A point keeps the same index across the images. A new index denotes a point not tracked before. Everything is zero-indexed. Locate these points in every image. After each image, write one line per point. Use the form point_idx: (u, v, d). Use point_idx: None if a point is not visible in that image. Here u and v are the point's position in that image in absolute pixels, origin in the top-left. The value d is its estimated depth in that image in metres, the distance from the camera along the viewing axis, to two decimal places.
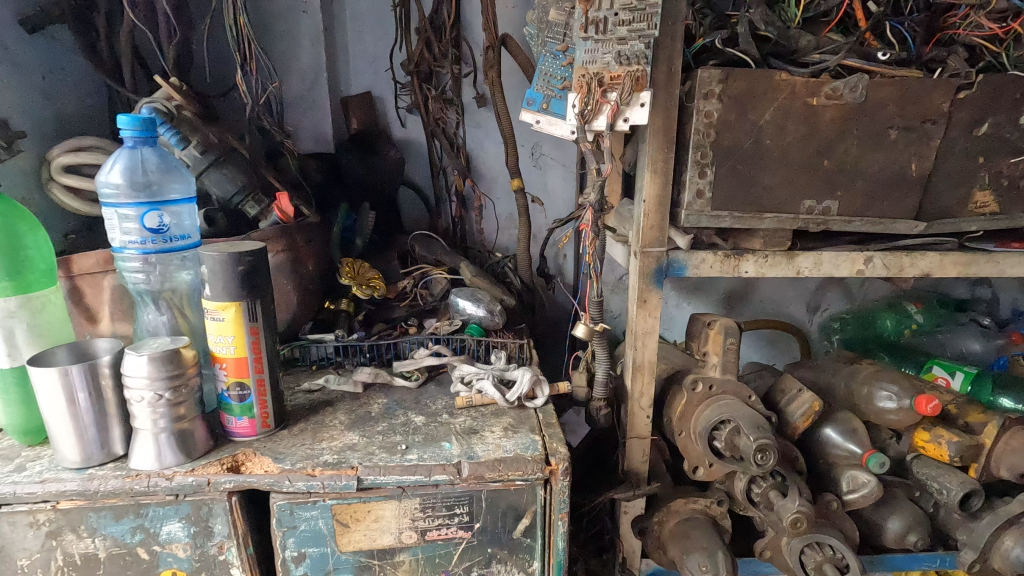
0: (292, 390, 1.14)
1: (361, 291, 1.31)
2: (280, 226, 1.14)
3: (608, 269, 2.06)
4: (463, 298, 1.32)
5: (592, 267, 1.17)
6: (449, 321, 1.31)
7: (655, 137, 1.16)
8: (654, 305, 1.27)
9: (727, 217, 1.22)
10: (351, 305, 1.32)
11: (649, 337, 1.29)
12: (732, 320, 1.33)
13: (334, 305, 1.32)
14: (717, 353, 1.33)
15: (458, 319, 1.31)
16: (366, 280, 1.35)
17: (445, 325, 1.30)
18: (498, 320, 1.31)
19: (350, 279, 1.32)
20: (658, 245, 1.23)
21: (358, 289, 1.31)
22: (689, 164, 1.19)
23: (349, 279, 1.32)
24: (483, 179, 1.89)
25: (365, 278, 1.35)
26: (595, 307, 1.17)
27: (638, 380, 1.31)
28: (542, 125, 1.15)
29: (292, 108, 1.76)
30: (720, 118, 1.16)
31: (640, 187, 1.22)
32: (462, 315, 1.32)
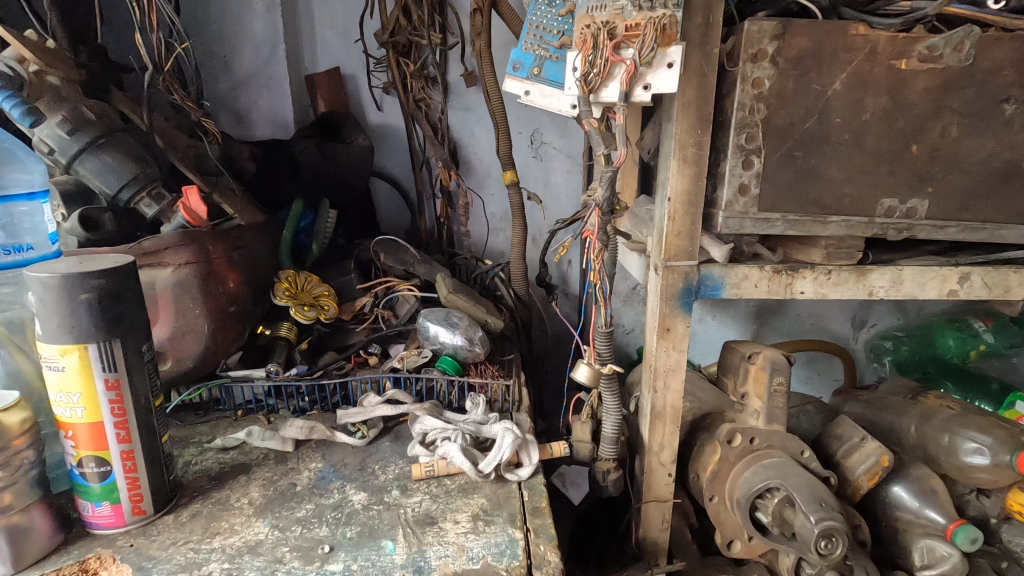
0: (201, 448, 0.87)
1: (301, 314, 1.03)
2: (185, 231, 0.88)
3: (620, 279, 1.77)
4: (434, 323, 1.04)
5: (601, 288, 0.87)
6: (416, 352, 1.03)
7: (685, 113, 0.86)
8: (681, 335, 0.97)
9: (779, 220, 0.92)
10: (293, 332, 1.04)
11: (672, 377, 0.99)
12: (779, 352, 1.03)
13: (270, 331, 1.04)
14: (761, 397, 1.03)
15: (428, 351, 1.03)
16: (311, 300, 1.07)
17: (410, 357, 1.02)
18: (478, 352, 1.02)
19: (289, 299, 1.04)
20: (686, 257, 0.93)
21: (298, 312, 1.02)
22: (730, 151, 0.90)
23: (287, 299, 1.04)
24: (473, 173, 1.62)
25: (311, 296, 1.08)
26: (602, 341, 0.88)
27: (657, 430, 1.02)
28: (533, 97, 0.85)
29: (245, 87, 1.49)
30: (772, 88, 0.87)
31: (664, 181, 0.92)
32: (433, 345, 1.04)
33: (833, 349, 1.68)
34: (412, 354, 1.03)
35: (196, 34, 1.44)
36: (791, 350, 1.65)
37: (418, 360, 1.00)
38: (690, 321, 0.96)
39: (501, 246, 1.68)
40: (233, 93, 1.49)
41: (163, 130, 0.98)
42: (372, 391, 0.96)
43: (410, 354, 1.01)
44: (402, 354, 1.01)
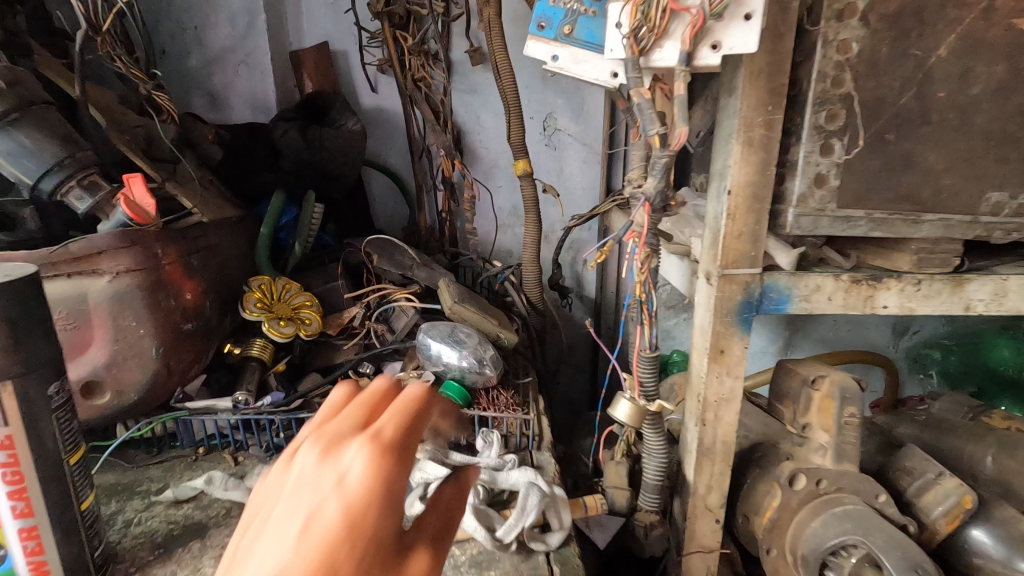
0: (148, 502, 0.70)
1: (276, 331, 0.86)
2: (125, 231, 0.70)
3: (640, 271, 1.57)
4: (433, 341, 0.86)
5: (646, 303, 0.70)
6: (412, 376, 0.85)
7: (754, 84, 0.69)
8: (737, 358, 0.80)
9: (863, 218, 0.75)
10: (267, 351, 0.87)
11: (724, 409, 0.82)
12: (849, 376, 0.86)
13: (240, 351, 0.86)
14: (828, 431, 0.86)
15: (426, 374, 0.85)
16: (289, 313, 0.90)
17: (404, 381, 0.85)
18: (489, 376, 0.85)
19: (262, 312, 0.87)
20: (747, 264, 0.76)
21: (273, 329, 0.86)
22: (806, 133, 0.72)
23: (260, 312, 0.87)
24: (479, 163, 1.46)
25: (289, 308, 0.90)
26: (646, 368, 0.71)
27: (705, 469, 0.85)
28: (561, 63, 0.67)
29: (220, 64, 1.31)
30: (861, 53, 0.69)
31: (722, 170, 0.74)
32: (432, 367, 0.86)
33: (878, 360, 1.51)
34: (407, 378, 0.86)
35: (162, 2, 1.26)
36: (834, 362, 1.48)
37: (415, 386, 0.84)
38: (748, 342, 0.79)
39: (509, 245, 1.53)
40: (207, 71, 1.31)
41: (103, 106, 0.80)
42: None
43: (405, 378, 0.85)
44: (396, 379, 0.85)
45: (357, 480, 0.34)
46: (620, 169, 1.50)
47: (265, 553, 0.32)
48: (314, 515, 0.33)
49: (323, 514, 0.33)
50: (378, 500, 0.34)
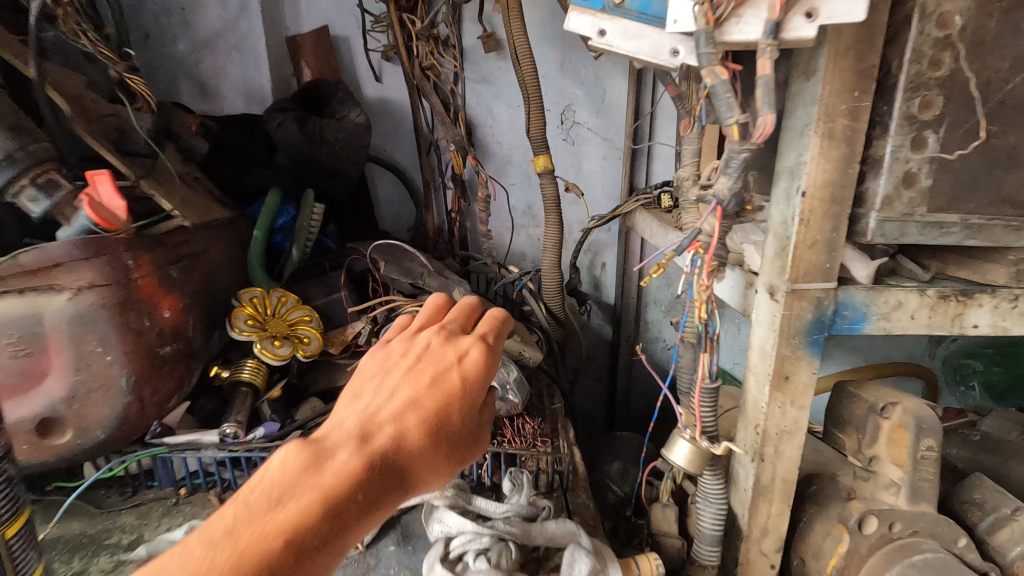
0: (118, 560, 0.60)
1: (273, 354, 0.75)
2: (87, 239, 0.59)
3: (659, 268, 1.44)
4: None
5: (707, 325, 0.59)
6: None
7: (838, 64, 0.57)
8: (802, 385, 0.70)
9: (957, 224, 0.64)
10: (260, 374, 0.76)
11: (785, 443, 0.72)
12: (925, 403, 0.76)
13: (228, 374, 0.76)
14: (902, 466, 0.76)
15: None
16: (285, 330, 0.79)
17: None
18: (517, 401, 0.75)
19: (253, 332, 0.76)
20: (821, 279, 0.65)
21: (266, 351, 0.75)
22: (896, 124, 0.61)
23: (251, 331, 0.77)
24: (492, 159, 1.35)
25: (284, 326, 0.80)
26: (707, 402, 0.60)
27: (760, 509, 0.75)
28: (610, 39, 0.56)
29: (210, 49, 1.19)
30: (968, 26, 0.57)
31: (793, 167, 0.63)
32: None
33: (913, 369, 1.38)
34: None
35: None
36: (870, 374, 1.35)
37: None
38: (815, 366, 0.69)
39: (524, 247, 1.42)
40: (195, 57, 1.19)
41: (66, 92, 0.68)
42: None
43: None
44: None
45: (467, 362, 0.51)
46: (644, 167, 1.39)
47: (399, 388, 0.48)
48: (435, 377, 0.49)
49: (442, 376, 0.49)
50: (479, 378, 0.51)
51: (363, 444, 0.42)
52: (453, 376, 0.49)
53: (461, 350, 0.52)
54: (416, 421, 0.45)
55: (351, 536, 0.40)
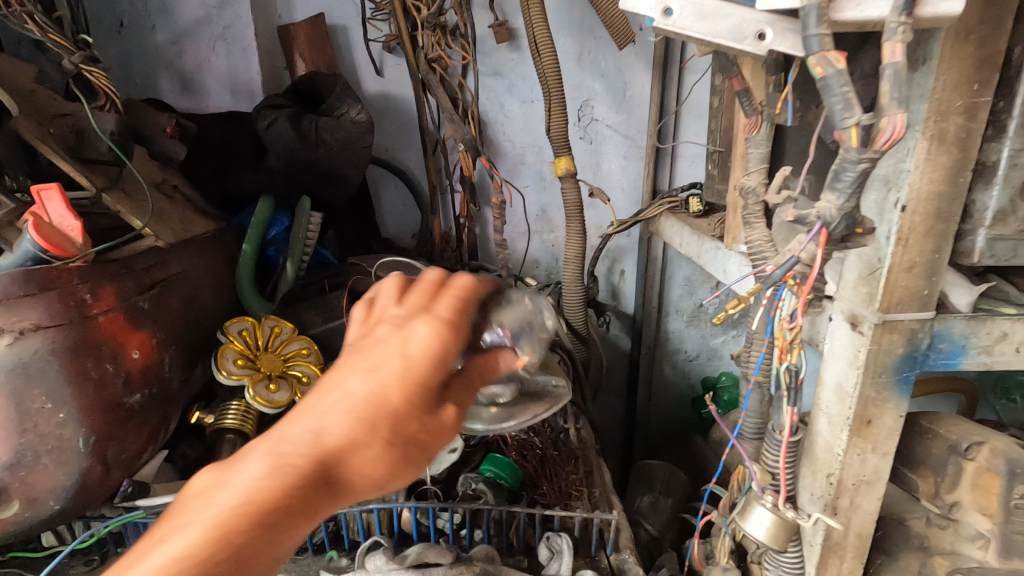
0: None
1: (264, 401, 0.66)
2: (27, 271, 0.50)
3: (679, 276, 1.33)
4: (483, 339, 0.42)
5: (793, 365, 0.48)
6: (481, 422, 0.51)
7: (953, 54, 0.47)
8: (888, 429, 0.59)
9: None
10: (248, 419, 0.67)
11: (863, 494, 0.61)
12: (1017, 442, 0.65)
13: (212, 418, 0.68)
14: (992, 516, 0.65)
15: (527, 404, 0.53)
16: (280, 369, 0.70)
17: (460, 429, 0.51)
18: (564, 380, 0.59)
19: (240, 376, 0.67)
20: (917, 307, 0.55)
21: (260, 398, 0.66)
22: (1016, 123, 0.50)
23: (242, 374, 0.67)
24: (503, 159, 1.24)
25: (276, 363, 0.71)
26: (791, 457, 0.50)
27: (831, 567, 0.65)
28: (678, 19, 0.45)
29: (192, 39, 1.07)
30: None
31: (887, 176, 0.53)
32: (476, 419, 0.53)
33: (954, 384, 1.24)
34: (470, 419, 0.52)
35: None
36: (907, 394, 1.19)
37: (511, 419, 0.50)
38: (903, 408, 0.58)
39: (538, 254, 1.33)
40: (176, 48, 1.08)
41: (15, 87, 0.58)
42: (380, 542, 0.55)
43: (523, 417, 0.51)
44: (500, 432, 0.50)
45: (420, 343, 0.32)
46: (667, 168, 1.28)
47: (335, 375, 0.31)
48: (371, 363, 0.31)
49: (382, 360, 0.31)
50: (439, 352, 0.32)
51: (278, 448, 0.28)
52: (398, 356, 0.31)
53: (411, 328, 0.32)
54: (348, 411, 0.29)
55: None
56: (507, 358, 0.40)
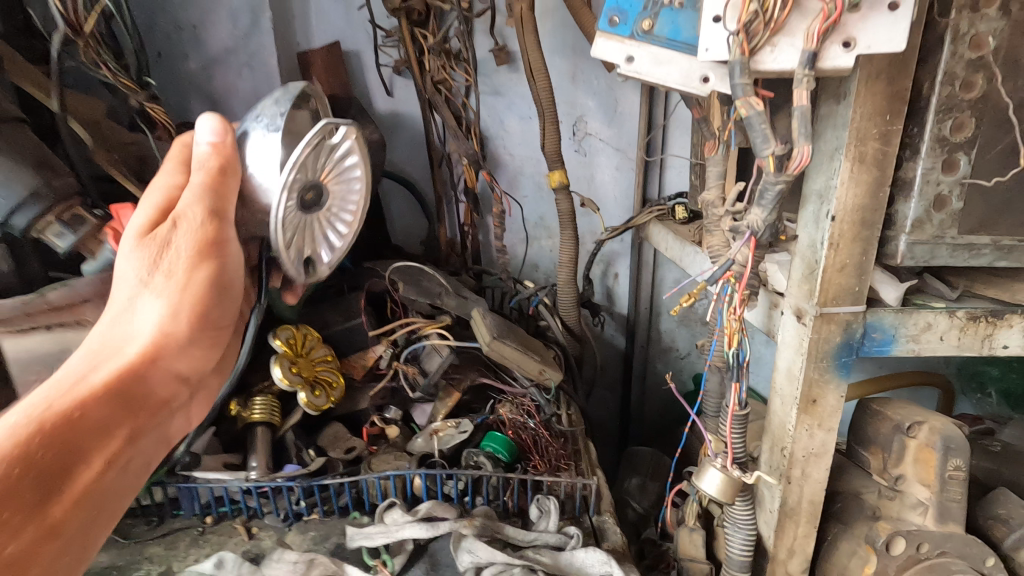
0: None
1: (310, 405, 0.74)
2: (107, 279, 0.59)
3: (669, 279, 1.43)
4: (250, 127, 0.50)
5: (738, 350, 0.57)
6: (318, 214, 0.53)
7: (868, 91, 0.57)
8: (832, 408, 0.69)
9: (988, 246, 0.63)
10: (274, 412, 0.75)
11: (813, 465, 0.71)
12: (952, 421, 0.75)
13: (249, 414, 0.75)
14: (929, 486, 0.74)
15: (317, 162, 0.50)
16: (313, 374, 0.77)
17: (305, 239, 0.53)
18: (353, 127, 0.51)
19: (295, 382, 0.73)
20: (850, 302, 0.64)
21: (306, 402, 0.74)
22: (927, 146, 0.60)
23: (294, 382, 0.73)
24: (503, 171, 1.34)
25: (313, 369, 0.77)
26: (739, 428, 0.60)
27: (788, 532, 0.74)
28: (638, 65, 0.56)
29: (221, 66, 1.19)
30: (998, 52, 0.57)
31: (822, 191, 0.63)
32: (297, 224, 0.51)
33: (927, 378, 1.33)
34: (301, 222, 0.51)
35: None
36: (878, 388, 1.29)
37: (321, 177, 0.51)
38: (845, 389, 0.68)
39: (537, 259, 1.43)
40: (206, 74, 1.19)
41: (88, 120, 0.70)
42: (396, 502, 0.66)
43: (308, 157, 0.48)
44: (280, 185, 0.48)
45: (144, 213, 0.47)
46: (656, 178, 1.38)
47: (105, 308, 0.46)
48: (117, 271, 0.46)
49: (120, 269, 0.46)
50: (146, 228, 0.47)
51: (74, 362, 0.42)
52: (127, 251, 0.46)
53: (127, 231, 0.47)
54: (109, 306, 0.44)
55: (110, 417, 0.40)
56: (216, 130, 0.49)
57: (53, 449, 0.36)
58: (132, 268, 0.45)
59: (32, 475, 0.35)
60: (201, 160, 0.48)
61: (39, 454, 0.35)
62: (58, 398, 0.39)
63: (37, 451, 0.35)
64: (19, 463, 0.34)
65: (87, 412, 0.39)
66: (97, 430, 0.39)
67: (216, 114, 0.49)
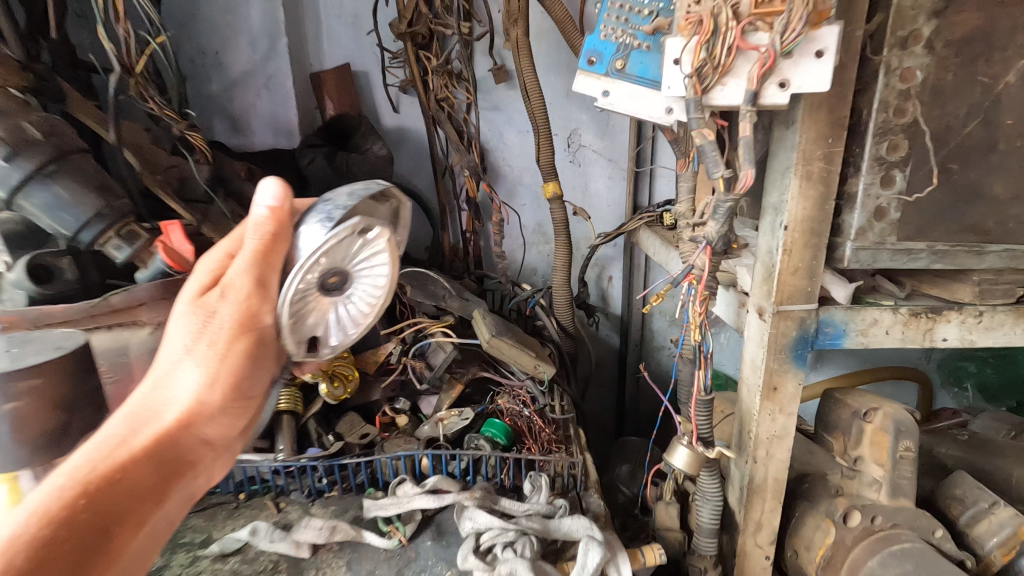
0: (193, 557, 0.70)
1: (329, 395, 0.85)
2: (165, 281, 0.73)
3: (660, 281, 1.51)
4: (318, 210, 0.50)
5: (700, 342, 0.67)
6: (332, 299, 0.52)
7: (812, 119, 0.66)
8: (791, 395, 0.78)
9: (925, 251, 0.72)
10: (297, 401, 0.85)
11: (776, 445, 0.80)
12: (904, 407, 0.83)
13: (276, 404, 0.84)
14: (883, 465, 0.83)
15: (345, 254, 0.50)
16: (331, 369, 0.87)
17: (310, 322, 0.52)
18: (390, 231, 0.52)
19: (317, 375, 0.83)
20: (804, 300, 0.73)
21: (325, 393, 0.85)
22: (867, 164, 0.69)
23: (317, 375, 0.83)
24: (503, 181, 1.44)
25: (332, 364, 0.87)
26: (703, 411, 0.69)
27: (756, 507, 0.82)
28: (614, 99, 0.65)
29: (241, 88, 1.29)
30: (927, 82, 0.65)
31: (777, 204, 0.72)
32: (304, 304, 0.50)
33: (904, 373, 1.41)
34: (307, 305, 0.50)
35: (182, 26, 1.23)
36: (857, 382, 1.38)
37: (345, 266, 0.51)
38: (802, 378, 0.77)
39: (535, 263, 1.52)
40: (227, 95, 1.29)
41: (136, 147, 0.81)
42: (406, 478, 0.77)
43: (336, 246, 0.49)
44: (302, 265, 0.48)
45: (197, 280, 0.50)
46: (646, 186, 1.47)
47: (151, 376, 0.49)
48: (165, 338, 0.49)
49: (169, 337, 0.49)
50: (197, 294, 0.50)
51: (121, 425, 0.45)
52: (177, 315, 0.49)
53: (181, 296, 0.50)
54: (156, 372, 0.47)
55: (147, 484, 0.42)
56: (278, 197, 0.50)
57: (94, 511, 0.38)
58: (180, 335, 0.48)
59: (68, 537, 0.36)
60: (256, 221, 0.49)
61: (81, 514, 0.37)
62: (100, 460, 0.41)
63: (79, 510, 0.37)
64: (62, 522, 0.36)
65: (127, 474, 0.41)
66: (134, 495, 0.41)
67: (280, 179, 0.50)
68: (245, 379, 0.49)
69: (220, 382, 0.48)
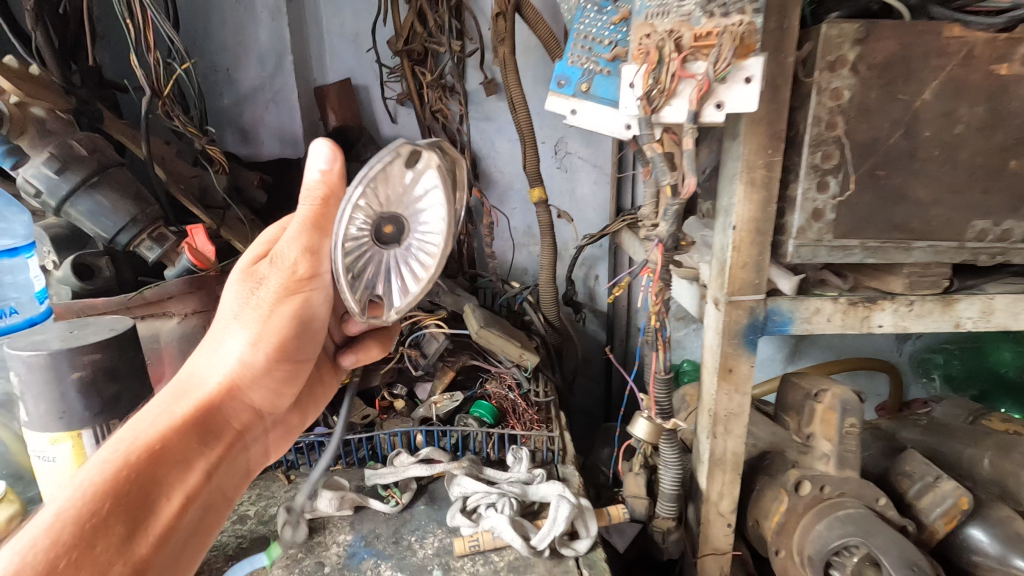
0: None
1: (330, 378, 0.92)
2: (190, 278, 0.86)
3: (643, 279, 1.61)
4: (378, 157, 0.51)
5: (657, 327, 0.77)
6: (392, 251, 0.53)
7: (752, 133, 0.76)
8: (745, 376, 0.87)
9: (858, 247, 0.81)
10: None
11: (733, 422, 0.89)
12: (850, 388, 0.93)
13: None
14: (831, 440, 0.92)
15: (394, 197, 0.51)
16: None
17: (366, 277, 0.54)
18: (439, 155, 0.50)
19: None
20: (752, 291, 0.83)
21: None
22: (804, 171, 0.79)
23: None
24: (494, 187, 1.54)
25: None
26: (662, 389, 0.79)
27: (717, 478, 0.92)
28: (580, 117, 0.75)
29: (251, 102, 1.39)
30: (853, 100, 0.75)
31: (727, 207, 0.82)
32: (359, 255, 0.52)
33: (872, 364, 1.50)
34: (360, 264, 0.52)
35: (198, 47, 1.34)
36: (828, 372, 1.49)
37: (398, 211, 0.52)
38: (754, 361, 0.86)
39: (525, 263, 1.62)
40: (238, 109, 1.39)
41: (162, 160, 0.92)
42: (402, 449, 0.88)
43: (379, 179, 0.49)
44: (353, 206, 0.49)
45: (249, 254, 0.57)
46: (629, 190, 1.56)
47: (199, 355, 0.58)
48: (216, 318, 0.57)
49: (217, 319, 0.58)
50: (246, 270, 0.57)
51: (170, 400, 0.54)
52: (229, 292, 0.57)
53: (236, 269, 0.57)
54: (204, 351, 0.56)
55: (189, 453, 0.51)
56: (329, 155, 0.51)
57: (140, 477, 0.47)
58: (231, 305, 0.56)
59: (121, 501, 0.45)
60: (309, 187, 0.52)
61: (132, 483, 0.46)
62: (149, 430, 0.50)
63: (130, 478, 0.46)
64: (114, 494, 0.44)
65: (173, 442, 0.50)
66: (178, 461, 0.50)
67: (331, 141, 0.51)
68: (285, 343, 0.57)
69: (261, 348, 0.57)
